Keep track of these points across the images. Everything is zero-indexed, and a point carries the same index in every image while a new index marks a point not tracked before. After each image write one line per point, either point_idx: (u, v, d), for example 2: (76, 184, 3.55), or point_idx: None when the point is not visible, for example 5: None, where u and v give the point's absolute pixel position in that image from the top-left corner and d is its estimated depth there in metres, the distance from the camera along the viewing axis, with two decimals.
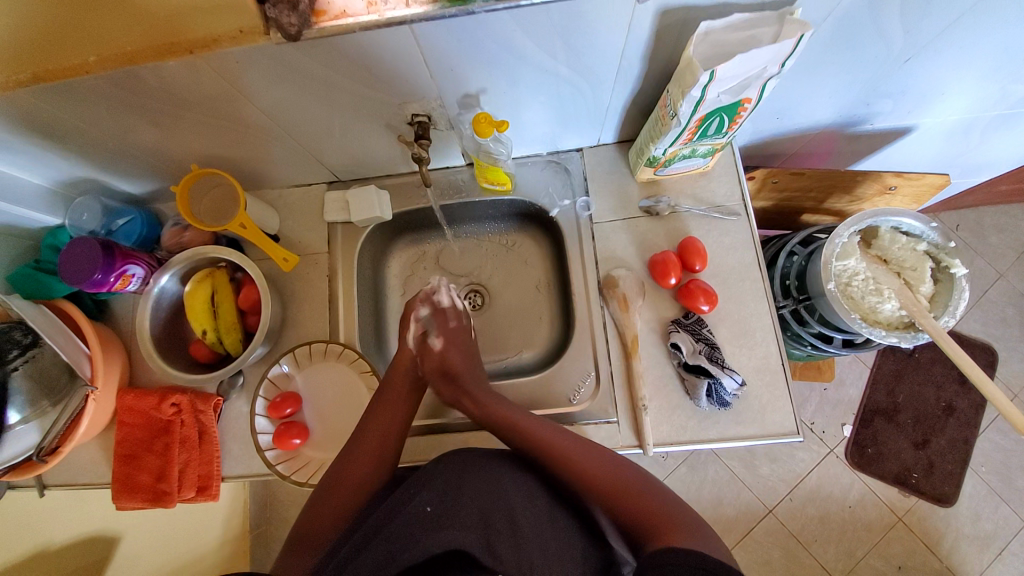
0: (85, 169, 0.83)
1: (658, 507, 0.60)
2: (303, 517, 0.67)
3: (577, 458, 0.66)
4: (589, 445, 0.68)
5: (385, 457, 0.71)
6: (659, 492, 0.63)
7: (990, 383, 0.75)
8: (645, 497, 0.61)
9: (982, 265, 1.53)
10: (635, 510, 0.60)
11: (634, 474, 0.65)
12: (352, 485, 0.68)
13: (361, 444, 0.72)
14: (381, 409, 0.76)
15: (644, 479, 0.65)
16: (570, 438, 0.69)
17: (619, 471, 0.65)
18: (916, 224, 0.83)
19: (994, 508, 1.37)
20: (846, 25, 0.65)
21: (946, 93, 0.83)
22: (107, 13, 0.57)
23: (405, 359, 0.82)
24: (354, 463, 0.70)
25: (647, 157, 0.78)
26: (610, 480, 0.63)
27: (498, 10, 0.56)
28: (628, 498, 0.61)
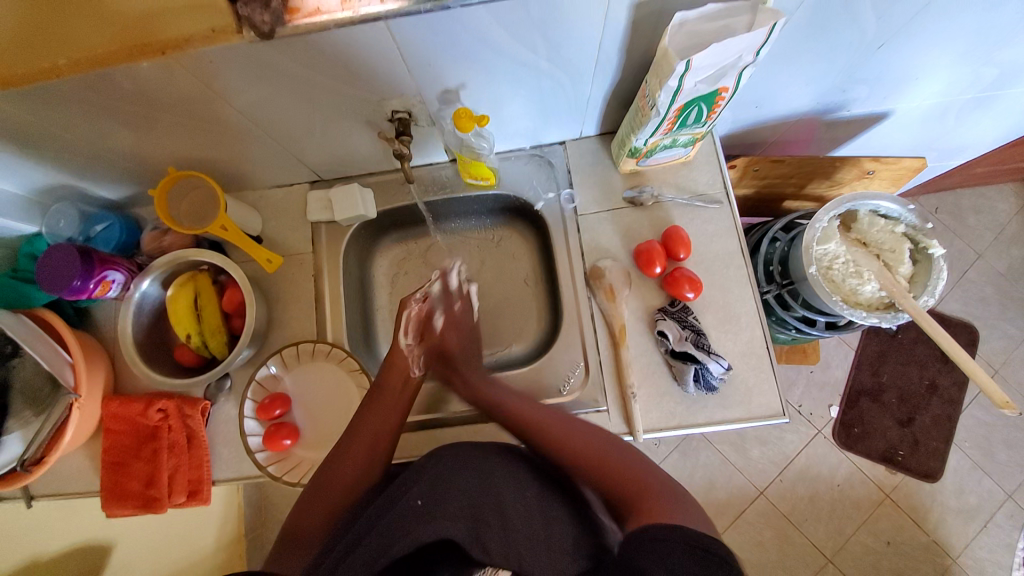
0: (59, 174, 0.81)
1: (645, 479, 0.60)
2: (292, 517, 0.67)
3: (568, 439, 0.67)
4: (580, 425, 0.70)
5: (376, 456, 0.71)
6: (646, 466, 0.63)
7: (969, 358, 0.77)
8: (630, 470, 0.62)
9: (961, 246, 1.56)
10: (618, 484, 0.61)
11: (625, 452, 0.65)
12: (342, 484, 0.68)
13: (350, 446, 0.71)
14: (376, 409, 0.75)
15: (636, 456, 0.65)
16: (558, 422, 0.70)
17: (608, 448, 0.66)
18: (894, 207, 0.85)
19: (977, 481, 1.42)
20: (820, 13, 0.66)
21: (920, 78, 0.85)
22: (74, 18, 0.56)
23: (399, 359, 0.81)
24: (345, 463, 0.69)
25: (629, 147, 0.79)
26: (601, 457, 0.64)
27: (474, 5, 0.55)
28: (615, 473, 0.62)
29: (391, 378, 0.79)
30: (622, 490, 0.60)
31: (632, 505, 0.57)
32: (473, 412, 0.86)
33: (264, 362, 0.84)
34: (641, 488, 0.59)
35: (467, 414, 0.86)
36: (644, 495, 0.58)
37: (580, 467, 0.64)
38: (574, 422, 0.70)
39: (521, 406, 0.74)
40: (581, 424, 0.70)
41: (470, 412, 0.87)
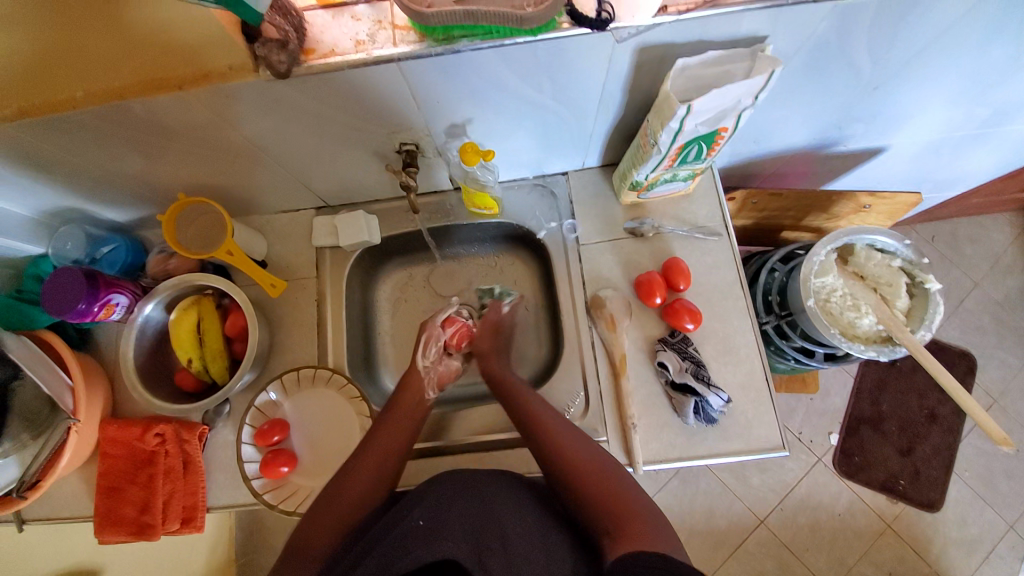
0: (69, 198, 0.82)
1: (625, 496, 0.64)
2: (297, 530, 0.67)
3: (564, 444, 0.70)
4: (575, 429, 0.73)
5: (382, 478, 0.70)
6: (624, 479, 0.67)
7: (969, 396, 0.78)
8: (612, 486, 0.65)
9: (958, 275, 1.58)
10: (606, 508, 0.63)
11: (612, 467, 0.68)
12: (344, 508, 0.67)
13: (354, 471, 0.70)
14: (387, 430, 0.75)
15: (622, 473, 0.68)
16: (574, 440, 0.70)
17: (598, 461, 0.68)
18: (890, 241, 0.86)
19: (979, 512, 1.40)
20: (819, 61, 0.68)
21: (913, 116, 0.87)
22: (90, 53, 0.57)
23: (414, 383, 0.81)
24: (353, 483, 0.69)
25: (630, 181, 0.80)
26: (587, 468, 0.67)
27: (484, 49, 0.57)
28: (598, 484, 0.65)
29: (405, 395, 0.79)
30: (600, 507, 0.63)
31: (605, 525, 0.61)
32: (472, 441, 0.86)
33: (264, 388, 0.84)
34: (618, 505, 0.63)
35: (466, 441, 0.86)
36: (621, 514, 0.62)
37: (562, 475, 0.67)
38: (569, 426, 0.73)
39: (546, 413, 0.74)
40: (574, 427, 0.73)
41: (468, 441, 0.86)
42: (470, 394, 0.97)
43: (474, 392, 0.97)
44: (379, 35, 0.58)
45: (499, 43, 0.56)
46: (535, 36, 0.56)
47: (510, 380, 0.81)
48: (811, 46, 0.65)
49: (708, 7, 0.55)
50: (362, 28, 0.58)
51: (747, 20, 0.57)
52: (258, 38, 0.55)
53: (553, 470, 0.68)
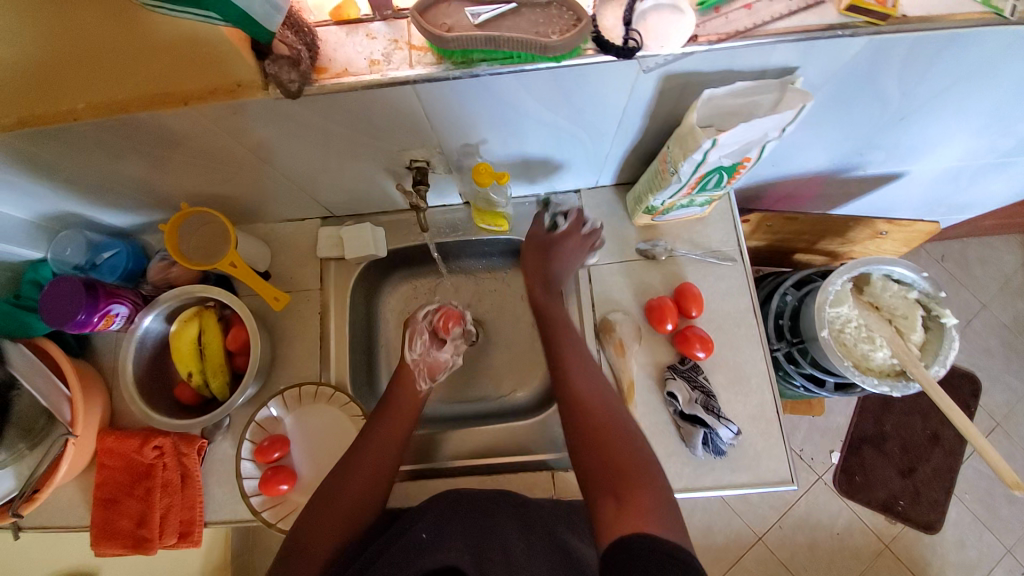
0: (69, 203, 0.80)
1: (633, 462, 0.62)
2: (293, 533, 0.66)
3: (584, 398, 0.69)
4: (600, 384, 0.71)
5: (377, 489, 0.70)
6: (638, 443, 0.64)
7: (982, 436, 0.75)
8: (623, 450, 0.63)
9: (966, 296, 1.57)
10: (610, 466, 0.62)
11: (626, 425, 0.66)
12: (351, 493, 0.69)
13: (347, 485, 0.69)
14: (378, 438, 0.73)
15: (638, 441, 0.65)
16: (595, 392, 0.69)
17: (613, 420, 0.66)
18: (908, 273, 0.84)
19: (978, 535, 1.40)
20: (848, 92, 0.66)
21: (937, 145, 0.85)
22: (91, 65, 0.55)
23: (407, 380, 0.80)
24: (348, 487, 0.69)
25: (646, 205, 0.79)
26: (601, 428, 0.65)
27: (504, 73, 0.55)
28: (608, 444, 0.64)
29: (402, 397, 0.78)
30: (606, 471, 0.61)
31: (606, 490, 0.60)
32: (472, 464, 0.84)
33: (266, 404, 0.83)
34: (622, 470, 0.61)
35: (468, 464, 0.84)
36: (626, 480, 0.60)
37: (578, 428, 0.66)
38: (597, 380, 0.71)
39: (576, 355, 0.74)
40: (601, 378, 0.72)
41: (468, 464, 0.84)
42: (470, 412, 0.94)
43: (475, 410, 0.94)
44: (395, 55, 0.56)
45: (520, 68, 0.54)
46: (558, 62, 0.54)
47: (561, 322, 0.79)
48: (841, 79, 0.62)
49: (740, 38, 0.53)
50: (377, 47, 0.56)
51: (779, 51, 0.55)
52: (268, 56, 0.53)
53: (572, 421, 0.68)
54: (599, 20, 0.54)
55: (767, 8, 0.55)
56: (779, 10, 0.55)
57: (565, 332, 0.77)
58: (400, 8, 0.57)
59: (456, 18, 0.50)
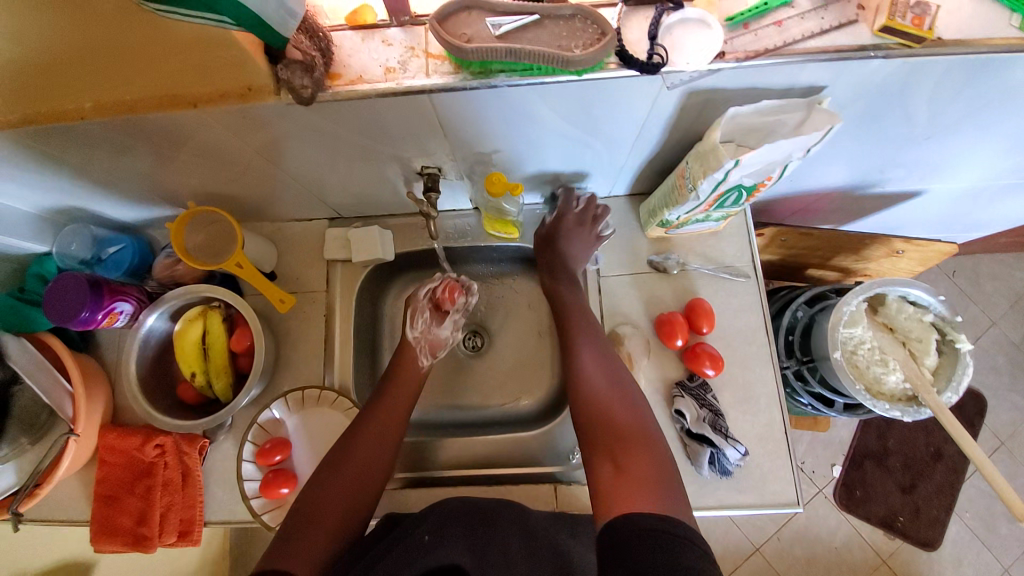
0: (75, 199, 0.79)
1: (634, 429, 0.64)
2: (298, 501, 0.66)
3: (589, 368, 0.70)
4: (607, 358, 0.72)
5: (381, 459, 0.71)
6: (641, 412, 0.66)
7: (989, 461, 0.71)
8: (623, 417, 0.65)
9: (977, 312, 1.53)
10: (609, 429, 0.64)
11: (629, 394, 0.68)
12: (365, 448, 0.71)
13: (351, 454, 0.70)
14: (382, 411, 0.75)
15: (642, 411, 0.66)
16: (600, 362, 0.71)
17: (618, 390, 0.68)
18: (925, 295, 0.82)
19: (977, 553, 1.39)
20: (874, 111, 0.64)
21: (960, 164, 0.83)
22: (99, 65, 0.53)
23: (409, 356, 0.81)
24: (358, 444, 0.71)
25: (660, 219, 0.77)
26: (605, 399, 0.67)
27: (522, 85, 0.54)
28: (611, 414, 0.65)
29: (404, 372, 0.80)
30: (607, 433, 0.64)
31: (607, 454, 0.62)
32: (472, 473, 0.83)
33: (268, 406, 0.82)
34: (622, 436, 0.63)
35: (468, 473, 0.83)
36: (627, 445, 0.62)
37: (582, 400, 0.68)
38: (604, 352, 0.73)
39: (584, 327, 0.76)
40: (609, 351, 0.73)
41: (467, 474, 0.83)
42: (471, 419, 0.93)
43: (477, 417, 0.93)
44: (411, 63, 0.54)
45: (540, 80, 0.53)
46: (580, 76, 0.52)
47: (573, 303, 0.79)
48: (869, 99, 0.61)
49: (769, 56, 0.52)
50: (393, 54, 0.55)
51: (808, 71, 0.54)
52: (282, 60, 0.52)
53: (577, 395, 0.69)
54: (625, 33, 0.52)
55: (798, 26, 0.53)
56: (810, 29, 0.53)
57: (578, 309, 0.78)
58: (418, 14, 0.55)
59: (476, 27, 0.49)
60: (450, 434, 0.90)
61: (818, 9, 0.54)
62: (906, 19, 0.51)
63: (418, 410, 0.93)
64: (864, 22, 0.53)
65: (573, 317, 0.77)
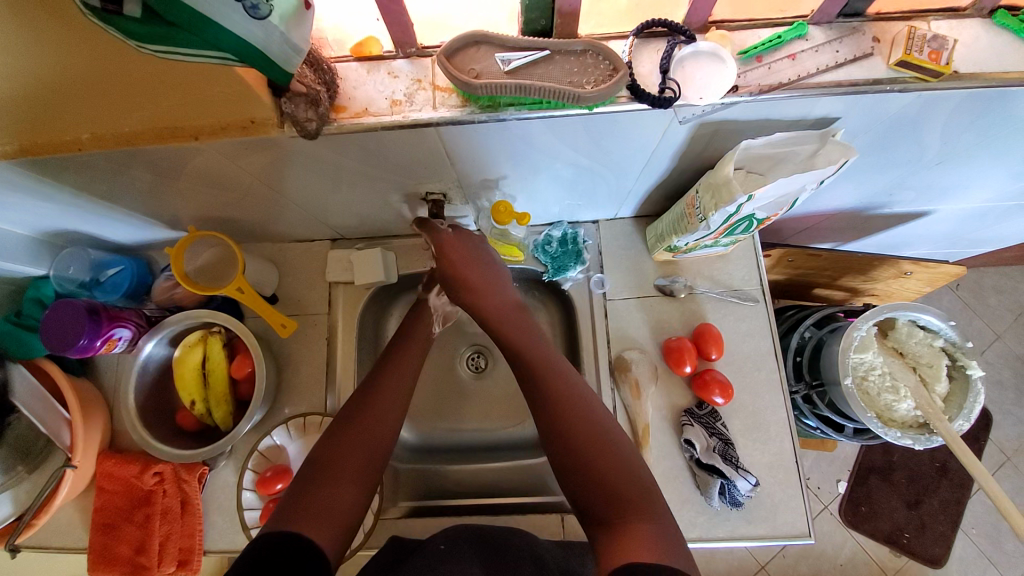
0: (74, 223, 0.78)
1: (632, 491, 0.54)
2: (314, 455, 0.61)
3: (577, 430, 0.59)
4: (597, 417, 0.60)
5: (394, 421, 0.65)
6: (635, 472, 0.56)
7: (988, 474, 0.68)
8: (621, 476, 0.55)
9: (981, 325, 1.46)
10: (609, 485, 0.55)
11: (627, 458, 0.57)
12: (381, 408, 0.65)
13: (366, 406, 0.65)
14: (395, 371, 0.70)
15: (640, 474, 0.56)
16: (587, 418, 0.60)
17: (616, 451, 0.57)
18: (935, 321, 0.80)
19: (982, 571, 1.30)
20: (886, 139, 0.62)
21: (970, 188, 0.81)
22: (98, 105, 0.52)
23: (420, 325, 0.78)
24: (372, 404, 0.65)
25: (667, 244, 0.76)
26: (596, 463, 0.56)
27: (531, 118, 0.53)
28: (608, 475, 0.55)
29: (417, 333, 0.76)
30: (605, 498, 0.54)
31: (609, 518, 0.53)
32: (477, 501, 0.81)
33: (270, 432, 0.81)
34: (622, 502, 0.53)
35: (473, 502, 0.81)
36: (627, 513, 0.52)
37: (560, 451, 0.59)
38: (577, 397, 0.62)
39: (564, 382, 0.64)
40: (595, 405, 0.62)
41: (468, 503, 0.81)
42: (473, 443, 0.91)
43: (479, 441, 0.91)
44: (417, 95, 0.54)
45: (549, 114, 0.52)
46: (591, 111, 0.52)
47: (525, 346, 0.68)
48: (882, 129, 0.60)
49: (783, 90, 0.52)
50: (399, 86, 0.54)
51: (822, 104, 0.54)
52: (285, 93, 0.52)
53: (557, 444, 0.59)
54: (636, 67, 0.52)
55: (813, 59, 0.52)
56: (825, 62, 0.52)
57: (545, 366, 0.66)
58: (425, 45, 0.55)
59: (485, 63, 0.48)
60: (453, 461, 0.89)
61: (833, 42, 0.53)
62: (923, 54, 0.50)
63: (419, 433, 0.91)
64: (880, 55, 0.52)
65: (534, 372, 0.65)
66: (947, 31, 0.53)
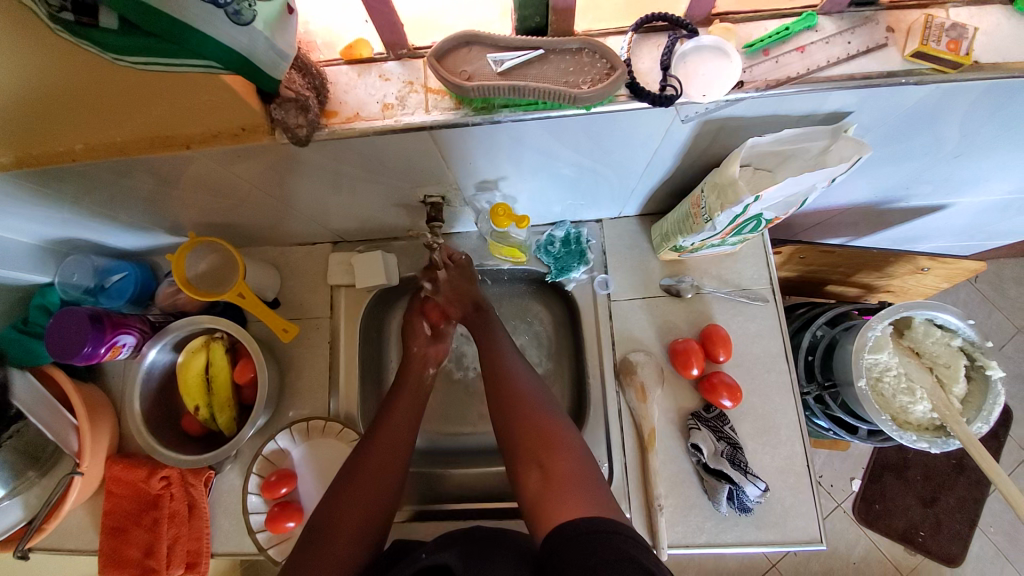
0: (76, 230, 0.78)
1: (546, 430, 0.63)
2: (318, 511, 0.61)
3: (520, 396, 0.67)
4: (539, 391, 0.68)
5: (399, 462, 0.66)
6: (551, 418, 0.65)
7: (1008, 480, 0.65)
8: (537, 418, 0.64)
9: (1000, 319, 1.41)
10: (526, 429, 0.63)
11: (546, 406, 0.66)
12: (380, 460, 0.65)
13: (365, 460, 0.65)
14: (396, 408, 0.71)
15: (562, 428, 0.64)
16: (522, 382, 0.69)
17: (534, 397, 0.67)
18: (953, 320, 0.76)
19: (1000, 570, 1.26)
20: (900, 132, 0.59)
21: (991, 180, 0.77)
22: (88, 117, 0.52)
23: (415, 365, 0.78)
24: (373, 450, 0.66)
25: (673, 244, 0.74)
26: (523, 416, 0.65)
27: (528, 120, 0.52)
28: (528, 422, 0.64)
29: (410, 377, 0.76)
30: (522, 434, 0.63)
31: (531, 458, 0.61)
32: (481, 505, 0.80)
33: (274, 436, 0.81)
34: (540, 440, 0.62)
35: (476, 506, 0.80)
36: (541, 450, 0.61)
37: (504, 408, 0.66)
38: (516, 375, 0.70)
39: (508, 364, 0.72)
40: (524, 370, 0.71)
41: (472, 506, 0.80)
42: (476, 445, 0.91)
43: (482, 443, 0.90)
44: (409, 98, 0.53)
45: (545, 115, 0.51)
46: (589, 110, 0.50)
47: (507, 378, 0.70)
48: (897, 122, 0.57)
49: (792, 85, 0.49)
50: (391, 89, 0.53)
51: (834, 97, 0.51)
52: (275, 100, 0.51)
53: (496, 412, 0.67)
54: (635, 63, 0.50)
55: (824, 51, 0.50)
56: (836, 54, 0.50)
57: (502, 371, 0.71)
58: (416, 45, 0.53)
59: (477, 64, 0.47)
60: (456, 464, 0.88)
61: (844, 33, 0.50)
62: (941, 44, 0.47)
63: (422, 436, 0.91)
64: (895, 45, 0.50)
65: (499, 374, 0.70)
66: (967, 19, 0.50)
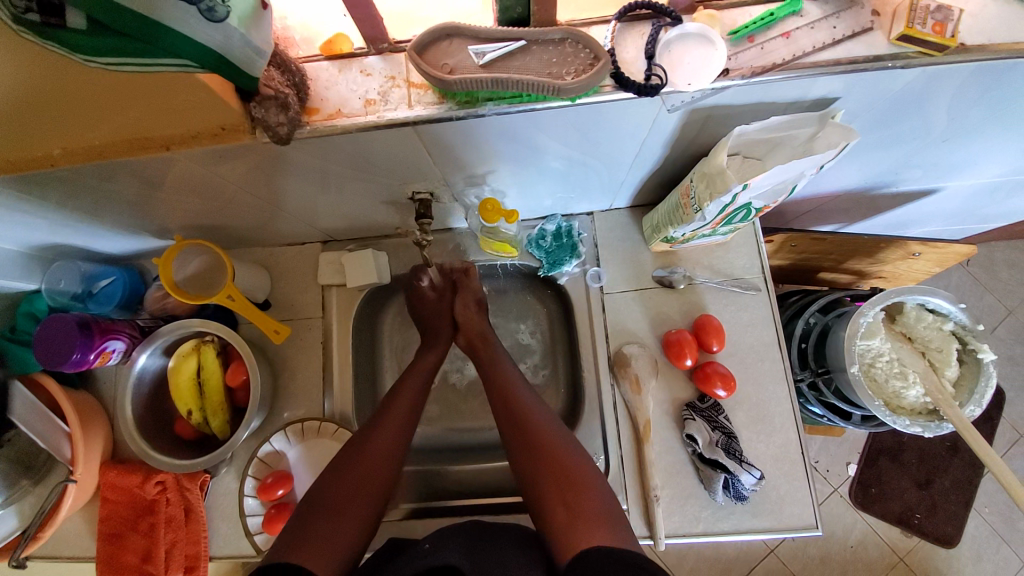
0: (61, 236, 0.77)
1: (573, 472, 0.60)
2: (312, 491, 0.60)
3: (539, 426, 0.64)
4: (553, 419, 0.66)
5: (397, 458, 0.65)
6: (578, 459, 0.62)
7: (1002, 462, 0.65)
8: (564, 457, 0.61)
9: (992, 301, 1.42)
10: (547, 465, 0.61)
11: (572, 446, 0.63)
12: (380, 451, 0.64)
13: (366, 453, 0.63)
14: (397, 402, 0.70)
15: (591, 474, 0.60)
16: (544, 418, 0.66)
17: (557, 437, 0.64)
18: (944, 304, 0.76)
19: (995, 549, 1.28)
20: (888, 117, 0.59)
21: (981, 163, 0.77)
22: (63, 120, 0.51)
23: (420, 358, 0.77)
24: (376, 440, 0.65)
25: (664, 235, 0.74)
26: (546, 440, 0.63)
27: (513, 113, 0.51)
28: (554, 460, 0.61)
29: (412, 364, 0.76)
30: (545, 471, 0.60)
31: (556, 495, 0.58)
32: (479, 500, 0.80)
33: (268, 438, 0.81)
34: (566, 476, 0.59)
35: (474, 502, 0.80)
36: (565, 489, 0.58)
37: (521, 435, 0.64)
38: (535, 407, 0.67)
39: (530, 399, 0.68)
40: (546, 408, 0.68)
41: (470, 502, 0.80)
42: (472, 442, 0.91)
43: (479, 439, 0.90)
44: (392, 93, 0.52)
45: (530, 107, 0.50)
46: (573, 102, 0.49)
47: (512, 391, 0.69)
48: (885, 107, 0.57)
49: (778, 71, 0.49)
50: (373, 85, 0.52)
51: (821, 83, 0.51)
52: (255, 97, 0.50)
53: (515, 433, 0.65)
54: (619, 53, 0.50)
55: (809, 36, 0.49)
56: (821, 39, 0.49)
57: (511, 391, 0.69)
58: (397, 40, 0.52)
59: (458, 57, 0.46)
60: (454, 461, 0.88)
61: (830, 17, 0.50)
62: (926, 27, 0.47)
63: (418, 434, 0.91)
64: (880, 29, 0.49)
65: (520, 404, 0.67)
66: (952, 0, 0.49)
